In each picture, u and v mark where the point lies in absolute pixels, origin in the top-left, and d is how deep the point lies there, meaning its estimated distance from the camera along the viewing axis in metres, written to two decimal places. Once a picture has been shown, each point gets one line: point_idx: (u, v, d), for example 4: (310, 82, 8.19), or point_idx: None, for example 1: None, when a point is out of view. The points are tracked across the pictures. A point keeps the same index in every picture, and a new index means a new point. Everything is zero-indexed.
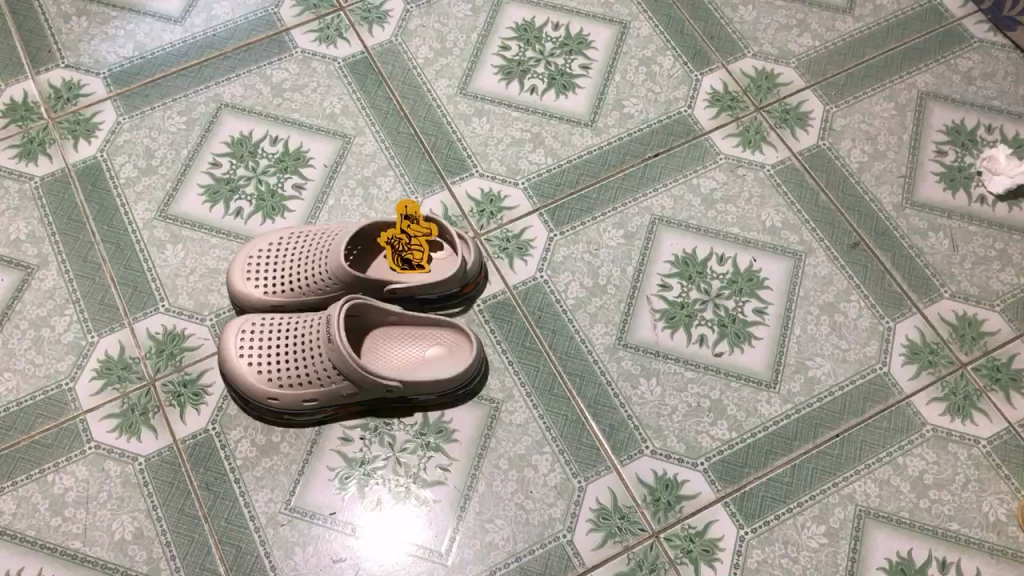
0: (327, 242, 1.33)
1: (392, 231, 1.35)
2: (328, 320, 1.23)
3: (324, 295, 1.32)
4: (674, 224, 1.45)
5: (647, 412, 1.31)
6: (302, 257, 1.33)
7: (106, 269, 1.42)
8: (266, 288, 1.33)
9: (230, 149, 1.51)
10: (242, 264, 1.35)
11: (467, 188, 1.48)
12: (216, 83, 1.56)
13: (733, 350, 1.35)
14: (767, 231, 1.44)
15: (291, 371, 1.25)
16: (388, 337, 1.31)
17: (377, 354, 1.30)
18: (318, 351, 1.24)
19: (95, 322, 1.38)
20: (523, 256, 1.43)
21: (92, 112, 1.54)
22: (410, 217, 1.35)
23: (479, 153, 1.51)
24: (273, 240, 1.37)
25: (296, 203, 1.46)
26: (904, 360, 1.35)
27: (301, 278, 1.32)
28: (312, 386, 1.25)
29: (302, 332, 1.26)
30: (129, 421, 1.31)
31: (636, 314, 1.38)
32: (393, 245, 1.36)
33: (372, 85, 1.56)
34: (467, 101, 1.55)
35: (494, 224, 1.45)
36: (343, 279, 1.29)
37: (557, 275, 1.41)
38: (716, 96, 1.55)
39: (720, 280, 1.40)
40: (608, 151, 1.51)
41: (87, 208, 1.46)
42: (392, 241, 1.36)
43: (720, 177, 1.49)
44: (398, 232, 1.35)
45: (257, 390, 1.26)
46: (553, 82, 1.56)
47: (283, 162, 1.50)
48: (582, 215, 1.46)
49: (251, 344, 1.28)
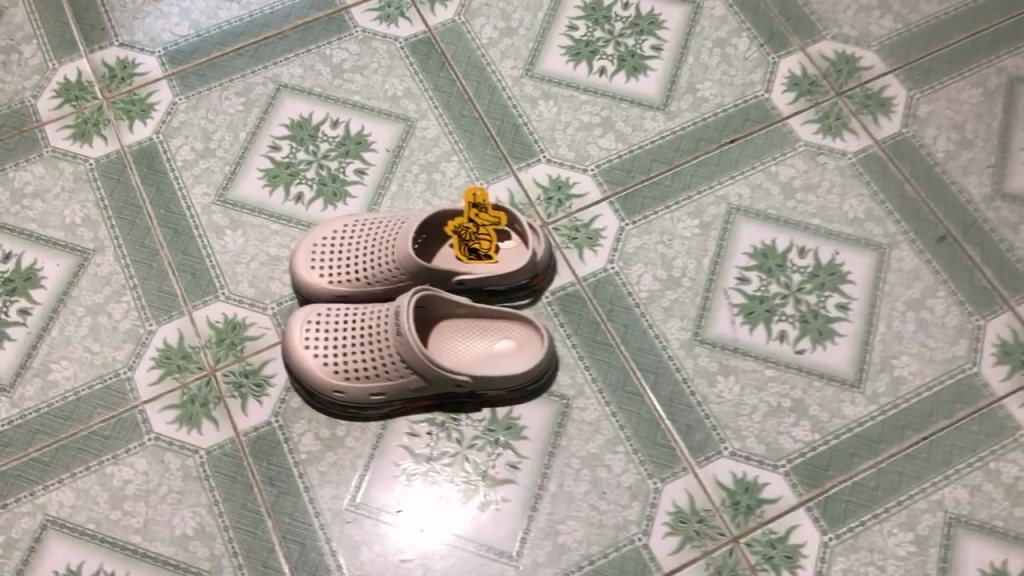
0: (395, 231, 1.28)
1: (459, 219, 1.31)
2: (397, 312, 1.19)
3: (390, 285, 1.27)
4: (752, 215, 1.39)
5: (725, 411, 1.26)
6: (368, 245, 1.28)
7: (164, 254, 1.37)
8: (331, 277, 1.29)
9: (289, 132, 1.46)
10: (306, 252, 1.31)
11: (534, 174, 1.43)
12: (275, 63, 1.52)
13: (815, 348, 1.30)
14: (849, 222, 1.38)
15: (358, 364, 1.21)
16: (456, 329, 1.26)
17: (444, 348, 1.25)
18: (386, 343, 1.20)
19: (153, 309, 1.34)
20: (592, 247, 1.37)
21: (148, 92, 1.50)
22: (479, 205, 1.31)
23: (547, 138, 1.45)
24: (337, 227, 1.32)
25: (358, 187, 1.42)
26: (996, 360, 1.29)
27: (367, 267, 1.27)
28: (379, 379, 1.21)
29: (369, 324, 1.22)
30: (190, 413, 1.27)
31: (712, 309, 1.32)
32: (460, 234, 1.31)
33: (435, 66, 1.51)
34: (534, 83, 1.49)
35: (562, 213, 1.40)
36: (411, 269, 1.24)
37: (630, 266, 1.36)
38: (794, 80, 1.49)
39: (801, 273, 1.35)
40: (681, 136, 1.45)
41: (143, 191, 1.42)
42: (458, 230, 1.31)
43: (799, 165, 1.42)
44: (465, 221, 1.30)
45: (323, 382, 1.22)
46: (623, 63, 1.50)
47: (344, 146, 1.45)
48: (654, 203, 1.40)
49: (317, 334, 1.23)
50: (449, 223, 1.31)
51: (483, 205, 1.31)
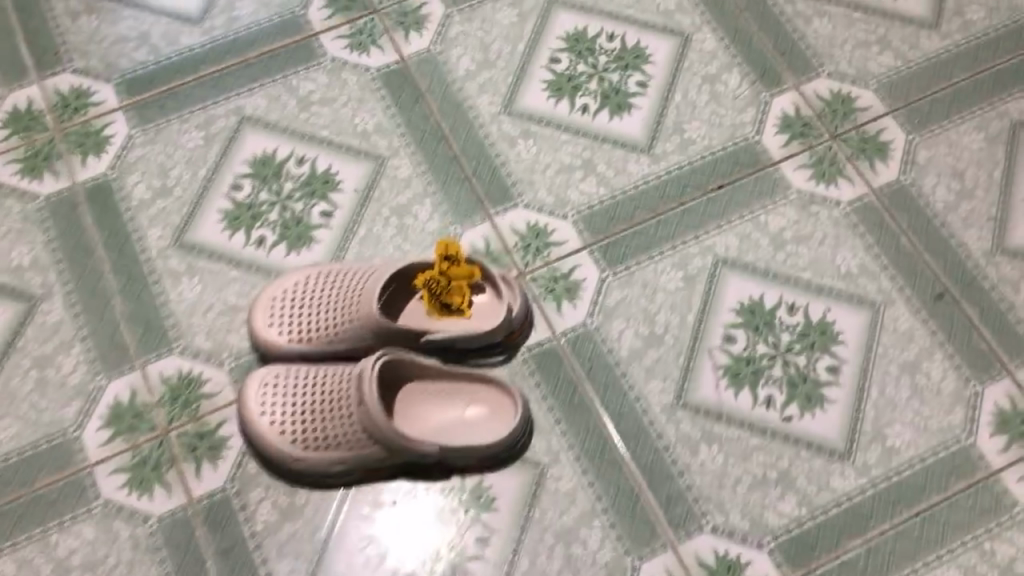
0: (359, 286, 1.20)
1: (428, 271, 1.23)
2: (358, 379, 1.11)
3: (351, 344, 1.19)
4: (739, 267, 1.32)
5: (708, 483, 1.19)
6: (330, 301, 1.21)
7: (117, 302, 1.29)
8: (291, 335, 1.21)
9: (252, 170, 1.38)
10: (265, 307, 1.23)
11: (510, 220, 1.35)
12: (238, 94, 1.43)
13: (803, 415, 1.23)
14: (842, 277, 1.31)
15: (317, 432, 1.14)
16: (423, 393, 1.19)
17: (411, 412, 1.17)
18: (347, 412, 1.12)
19: (104, 362, 1.25)
20: (571, 299, 1.29)
21: (103, 124, 1.41)
22: (451, 259, 1.22)
23: (525, 180, 1.37)
24: (299, 279, 1.24)
25: (323, 231, 1.34)
26: (993, 429, 1.22)
27: (328, 326, 1.19)
28: (339, 449, 1.14)
29: (330, 389, 1.15)
30: (141, 477, 1.19)
31: (696, 371, 1.25)
32: (430, 287, 1.23)
33: (408, 100, 1.43)
34: (513, 120, 1.41)
35: (539, 261, 1.32)
36: (375, 329, 1.17)
37: (610, 321, 1.28)
38: (787, 120, 1.42)
39: (791, 332, 1.28)
40: (667, 181, 1.37)
41: (96, 232, 1.34)
42: (427, 283, 1.23)
43: (791, 214, 1.35)
44: (435, 273, 1.22)
45: (281, 452, 1.15)
46: (607, 100, 1.43)
47: (310, 186, 1.36)
48: (638, 253, 1.32)
49: (274, 400, 1.16)
50: (418, 274, 1.23)
51: (456, 258, 1.22)
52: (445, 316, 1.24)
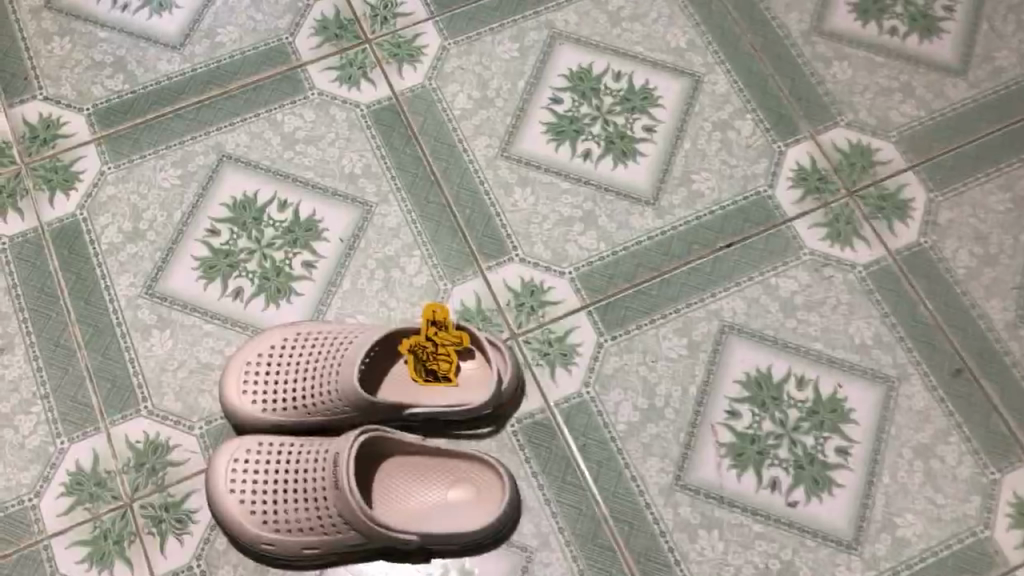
0: (338, 353, 1.12)
1: (414, 337, 1.15)
2: (335, 458, 1.04)
3: (331, 417, 1.12)
4: (746, 334, 1.24)
5: (706, 573, 1.12)
6: (308, 369, 1.13)
7: (82, 357, 1.21)
8: (265, 404, 1.13)
9: (230, 214, 1.29)
10: (237, 371, 1.15)
11: (504, 276, 1.26)
12: (218, 129, 1.34)
13: (810, 500, 1.15)
14: (855, 349, 1.23)
15: (291, 512, 1.07)
16: (405, 470, 1.11)
17: (391, 492, 1.10)
18: (322, 493, 1.05)
19: (65, 423, 1.18)
20: (565, 364, 1.22)
21: (73, 158, 1.32)
22: (438, 325, 1.15)
23: (521, 233, 1.29)
24: (275, 341, 1.16)
25: (304, 284, 1.25)
26: (1011, 522, 1.15)
27: (306, 396, 1.12)
28: (313, 532, 1.06)
29: (305, 467, 1.07)
30: (101, 551, 1.12)
31: (697, 449, 1.17)
32: (415, 354, 1.16)
33: (400, 140, 1.34)
34: (510, 166, 1.32)
35: (534, 322, 1.24)
36: (356, 403, 1.09)
37: (607, 392, 1.20)
38: (802, 173, 1.33)
39: (799, 409, 1.20)
40: (672, 237, 1.29)
41: (62, 278, 1.25)
42: (412, 349, 1.15)
43: (803, 277, 1.27)
44: (421, 340, 1.15)
45: (250, 532, 1.08)
46: (611, 146, 1.34)
47: (292, 233, 1.28)
48: (639, 316, 1.24)
49: (245, 477, 1.09)
50: (403, 340, 1.15)
51: (443, 324, 1.15)
52: (432, 384, 1.16)
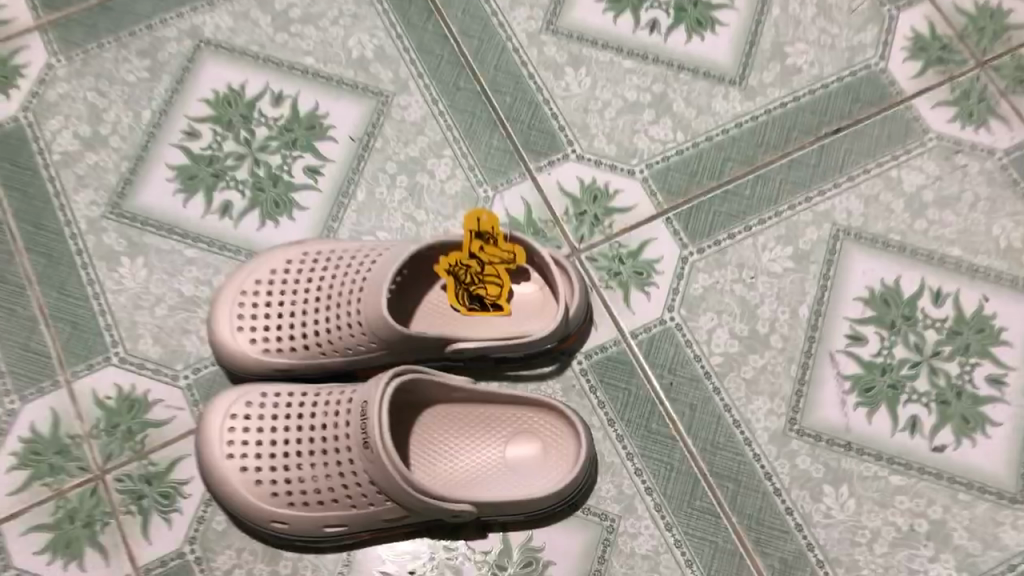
0: (358, 276, 0.87)
1: (455, 254, 0.90)
2: (363, 411, 0.80)
3: (354, 357, 0.87)
4: (865, 241, 0.99)
5: (835, 539, 0.89)
6: (321, 297, 0.88)
7: (33, 294, 0.96)
8: (268, 344, 0.88)
9: (215, 111, 1.04)
10: (230, 305, 0.90)
11: (559, 178, 1.01)
12: (193, 9, 1.08)
13: (960, 443, 0.92)
14: (1001, 254, 0.99)
15: (307, 481, 0.83)
16: (449, 421, 0.88)
17: (433, 449, 0.88)
18: (347, 456, 0.81)
19: (16, 378, 0.93)
20: (642, 285, 0.97)
21: (12, 48, 1.05)
22: (485, 236, 0.90)
23: (577, 124, 1.03)
24: (277, 265, 0.91)
25: (308, 195, 1.00)
26: None
27: (320, 331, 0.87)
28: (337, 505, 0.83)
29: (323, 423, 0.83)
30: (67, 537, 0.89)
31: (814, 384, 0.93)
32: (457, 275, 0.91)
33: (419, 15, 1.07)
34: (558, 43, 1.06)
35: (599, 234, 0.99)
36: (386, 337, 0.85)
37: (697, 316, 0.96)
38: (920, 41, 1.07)
39: (937, 330, 0.96)
40: (767, 124, 1.03)
41: (4, 198, 1.00)
42: (453, 269, 0.91)
43: (931, 168, 1.02)
44: (465, 257, 0.90)
45: (257, 507, 0.84)
46: (682, 14, 1.07)
47: (290, 133, 1.03)
48: (731, 221, 0.99)
49: (247, 438, 0.85)
50: (441, 257, 0.90)
51: (490, 235, 0.90)
52: (479, 312, 0.92)
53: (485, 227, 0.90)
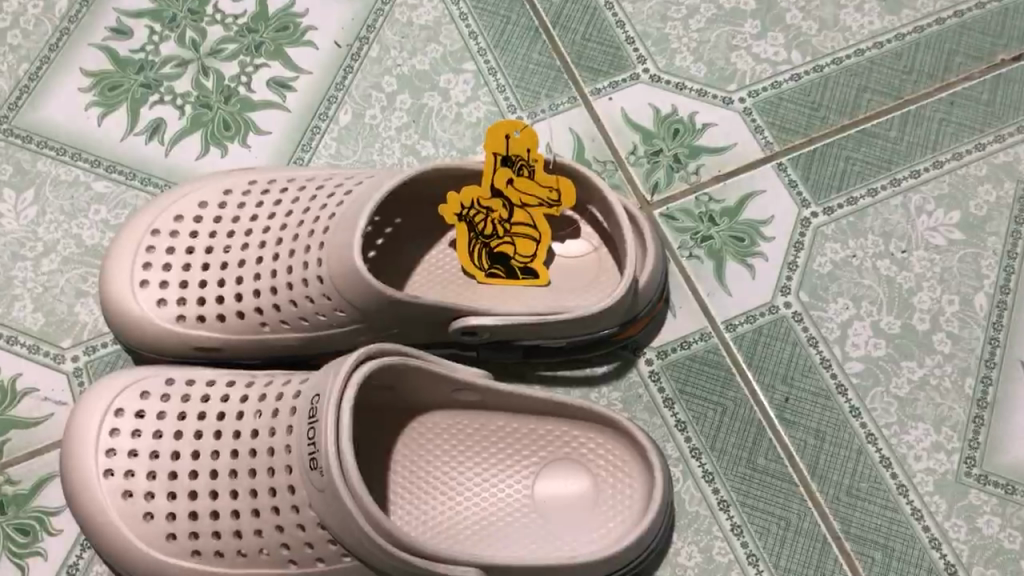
0: (324, 211, 0.58)
1: (471, 190, 0.60)
2: (312, 406, 0.51)
3: (312, 331, 0.58)
4: None
5: None
6: (268, 242, 0.58)
7: None
8: (183, 307, 0.58)
9: (155, 3, 0.75)
10: (132, 248, 0.60)
11: (626, 105, 0.71)
12: None
13: None
14: None
15: (224, 520, 0.52)
16: (452, 437, 0.58)
17: (422, 479, 0.58)
18: (286, 481, 0.51)
19: None
20: (743, 256, 0.67)
21: None
22: (519, 166, 0.60)
23: (651, 36, 0.73)
24: (209, 198, 0.62)
25: (271, 114, 0.71)
26: None
27: (262, 292, 0.57)
28: (269, 559, 0.52)
29: (253, 428, 0.53)
30: None
31: (1001, 409, 0.63)
32: (472, 222, 0.61)
33: None
34: None
35: (681, 182, 0.69)
36: (360, 300, 0.55)
37: (823, 304, 0.65)
38: None
39: None
40: (917, 44, 0.73)
41: None
42: (466, 213, 0.60)
43: None
44: (485, 194, 0.60)
45: (143, 558, 0.53)
46: None
47: (253, 34, 0.74)
48: (870, 171, 0.69)
49: (138, 448, 0.54)
50: (450, 193, 0.60)
51: (527, 164, 0.60)
52: (504, 280, 0.62)
53: (518, 151, 0.59)
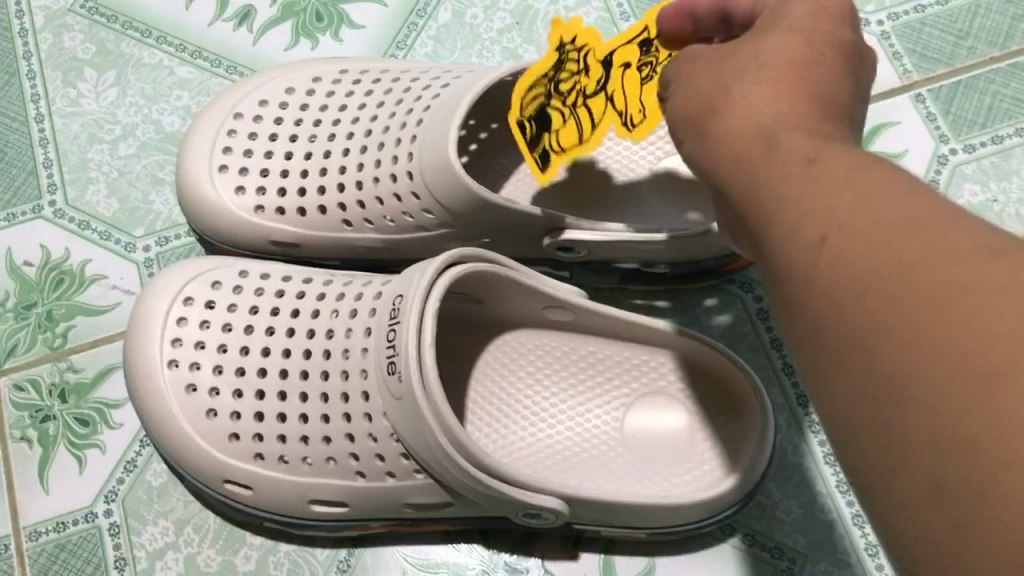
0: (420, 102, 0.53)
1: (595, 33, 0.48)
2: (394, 307, 0.46)
3: (396, 234, 0.54)
4: None
5: None
6: (356, 134, 0.54)
7: None
8: (262, 197, 0.54)
9: None
10: (213, 129, 0.56)
11: None
12: None
13: None
14: None
15: (291, 423, 0.49)
16: (536, 360, 0.54)
17: (504, 402, 0.53)
18: (360, 387, 0.47)
19: None
20: None
21: None
22: (643, 61, 0.47)
23: None
24: (297, 84, 0.57)
25: (367, 6, 0.66)
26: None
27: (347, 186, 0.53)
28: (335, 469, 0.48)
29: (329, 328, 0.49)
30: None
31: None
32: (564, 62, 0.48)
33: None
34: None
35: None
36: (451, 200, 0.51)
37: None
38: None
39: None
40: None
41: None
42: (566, 43, 0.48)
43: None
44: (598, 47, 0.48)
45: (203, 458, 0.50)
46: None
47: None
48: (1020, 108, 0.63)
49: (206, 342, 0.51)
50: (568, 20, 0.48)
51: (654, 68, 0.47)
52: (522, 139, 0.49)
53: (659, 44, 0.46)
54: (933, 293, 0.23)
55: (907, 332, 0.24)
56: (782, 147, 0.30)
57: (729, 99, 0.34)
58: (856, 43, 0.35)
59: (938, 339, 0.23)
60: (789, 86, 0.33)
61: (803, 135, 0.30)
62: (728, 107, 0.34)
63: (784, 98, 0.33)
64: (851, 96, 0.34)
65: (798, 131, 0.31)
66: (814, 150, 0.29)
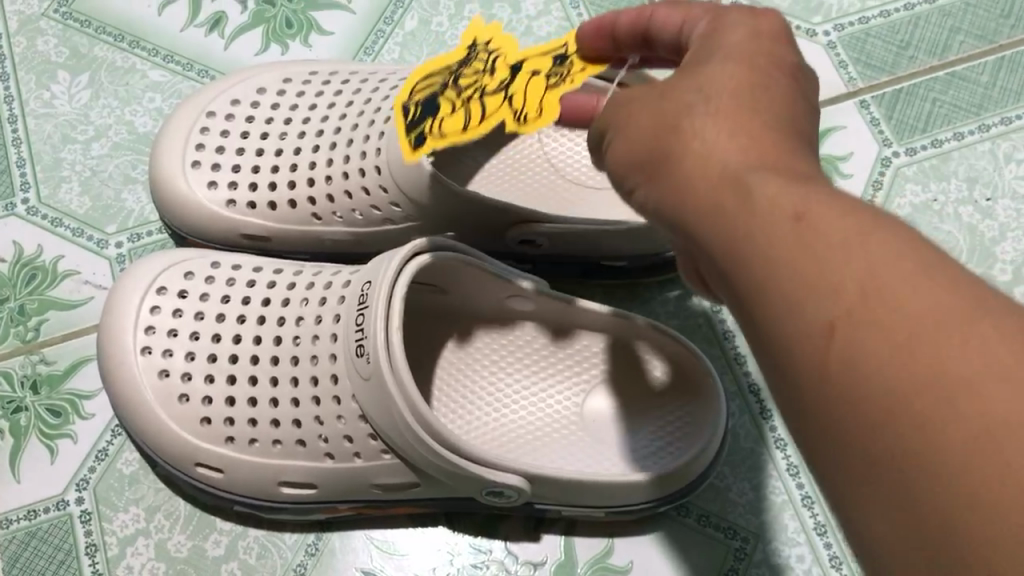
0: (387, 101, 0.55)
1: (511, 45, 0.49)
2: (363, 293, 0.48)
3: (364, 227, 0.56)
4: None
5: None
6: (326, 133, 0.56)
7: None
8: (234, 192, 0.56)
9: None
10: (185, 128, 0.58)
11: None
12: None
13: None
14: None
15: (263, 407, 0.50)
16: (499, 348, 0.56)
17: (468, 387, 0.55)
18: (330, 370, 0.49)
19: None
20: None
21: None
22: (553, 70, 0.46)
23: None
24: (267, 87, 0.59)
25: (336, 13, 0.69)
26: None
27: (317, 181, 0.55)
28: (305, 451, 0.50)
29: (299, 315, 0.51)
30: None
31: None
32: (472, 62, 0.49)
33: None
34: None
35: None
36: (416, 192, 0.52)
37: None
38: None
39: None
40: None
41: None
42: (480, 46, 0.50)
43: None
44: (508, 54, 0.48)
45: (176, 442, 0.52)
46: None
47: None
48: (958, 114, 0.66)
49: (178, 331, 0.52)
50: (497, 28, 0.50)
51: (559, 78, 0.46)
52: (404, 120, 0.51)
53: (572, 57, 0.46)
54: (955, 395, 0.23)
55: (936, 436, 0.23)
56: (761, 200, 0.30)
57: (695, 139, 0.33)
58: (797, 69, 0.36)
59: (955, 439, 0.23)
60: (749, 129, 0.33)
61: (779, 183, 0.30)
62: (690, 151, 0.33)
63: (748, 143, 0.32)
64: (802, 122, 0.35)
65: (770, 180, 0.30)
66: (797, 207, 0.28)
